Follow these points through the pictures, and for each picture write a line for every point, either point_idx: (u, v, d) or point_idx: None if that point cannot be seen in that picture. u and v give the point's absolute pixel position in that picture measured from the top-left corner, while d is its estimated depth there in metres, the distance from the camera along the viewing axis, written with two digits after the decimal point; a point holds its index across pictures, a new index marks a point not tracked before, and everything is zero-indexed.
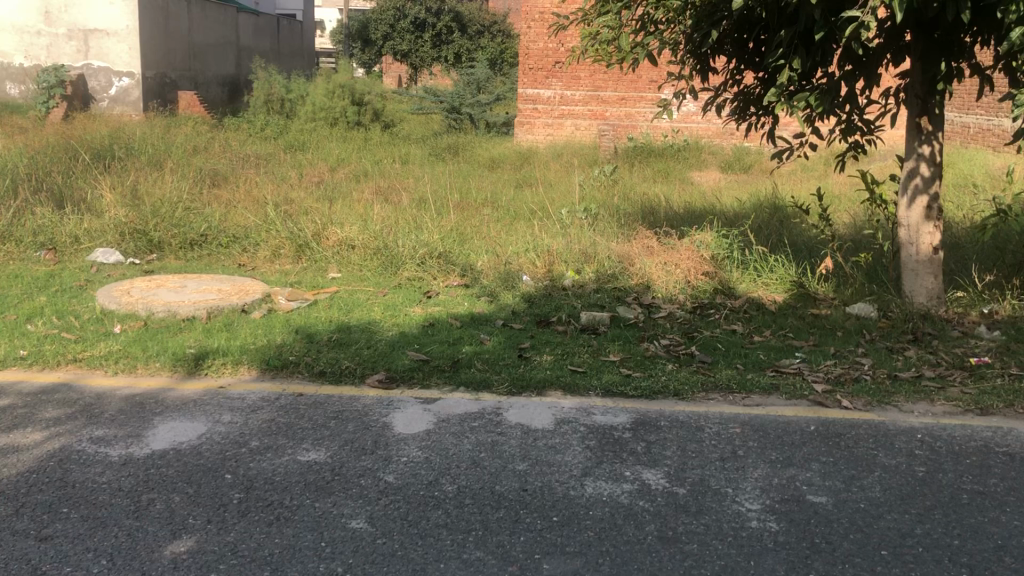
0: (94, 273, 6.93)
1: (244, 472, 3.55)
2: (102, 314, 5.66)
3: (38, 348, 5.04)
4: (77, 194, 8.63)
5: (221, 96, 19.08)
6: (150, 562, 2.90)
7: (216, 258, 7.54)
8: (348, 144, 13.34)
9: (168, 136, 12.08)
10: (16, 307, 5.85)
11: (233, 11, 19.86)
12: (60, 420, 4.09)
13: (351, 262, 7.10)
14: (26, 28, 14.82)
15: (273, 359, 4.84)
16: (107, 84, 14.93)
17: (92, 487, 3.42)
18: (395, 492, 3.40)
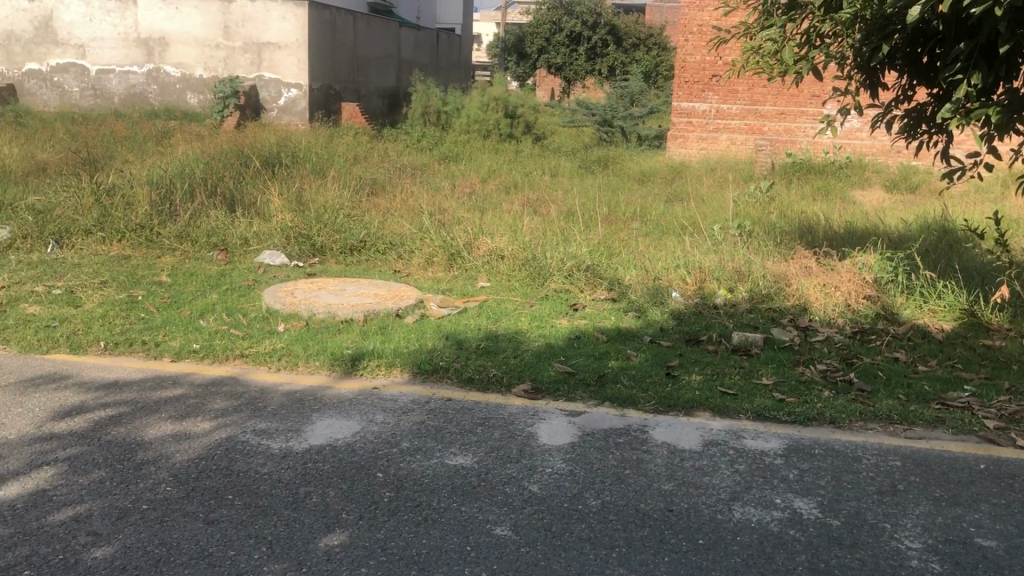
0: (261, 273, 7.35)
1: (395, 472, 3.66)
2: (268, 313, 5.99)
3: (209, 342, 5.38)
4: (247, 198, 9.17)
5: (382, 107, 19.83)
6: (305, 553, 3.04)
7: (373, 263, 7.83)
8: (500, 156, 13.57)
9: (331, 145, 12.66)
10: (190, 303, 6.26)
11: (395, 26, 20.61)
12: (227, 412, 4.35)
13: (500, 272, 7.21)
14: (206, 41, 15.84)
15: (425, 363, 4.98)
16: (277, 94, 15.79)
17: (255, 476, 3.61)
18: (540, 502, 3.42)
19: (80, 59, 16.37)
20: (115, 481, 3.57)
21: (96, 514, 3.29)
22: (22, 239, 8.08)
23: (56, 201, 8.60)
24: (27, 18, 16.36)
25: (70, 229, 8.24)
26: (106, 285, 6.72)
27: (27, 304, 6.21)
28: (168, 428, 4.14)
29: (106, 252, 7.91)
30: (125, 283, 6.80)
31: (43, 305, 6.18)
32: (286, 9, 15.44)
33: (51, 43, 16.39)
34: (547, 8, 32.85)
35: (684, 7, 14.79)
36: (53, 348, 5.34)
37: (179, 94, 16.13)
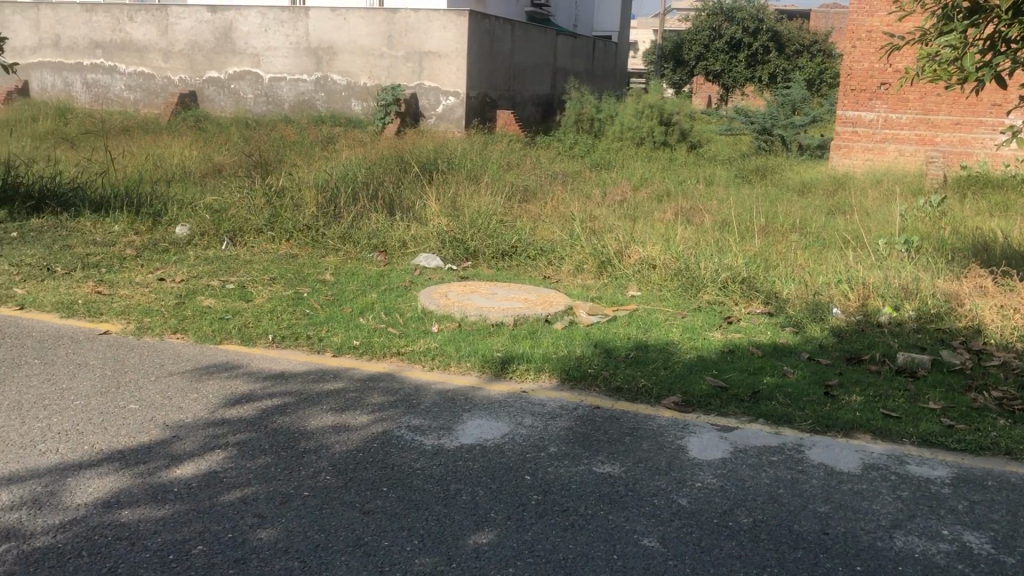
0: (417, 275, 7.58)
1: (543, 476, 3.70)
2: (422, 313, 6.17)
3: (367, 339, 5.60)
4: (406, 202, 9.49)
5: (536, 114, 20.06)
6: (455, 549, 3.11)
7: (524, 268, 7.91)
8: (654, 164, 13.44)
9: (486, 152, 12.91)
10: (350, 301, 6.54)
11: (553, 34, 20.80)
12: (383, 406, 4.52)
13: (651, 282, 7.15)
14: (371, 51, 16.51)
15: (574, 370, 4.99)
16: (435, 102, 16.23)
17: (409, 471, 3.73)
18: (689, 516, 3.37)
19: (255, 68, 17.36)
20: (279, 467, 3.77)
21: (262, 497, 3.48)
22: (200, 236, 8.65)
23: (230, 202, 9.16)
24: (210, 29, 17.49)
25: (242, 228, 8.75)
26: (275, 282, 7.11)
27: (204, 297, 6.65)
28: (328, 419, 4.34)
29: (274, 250, 8.36)
30: (291, 280, 7.16)
31: (217, 298, 6.60)
32: (448, 19, 15.85)
33: (230, 52, 17.46)
34: (706, 15, 32.23)
35: (852, 12, 14.15)
36: (225, 338, 5.70)
37: (345, 102, 16.87)
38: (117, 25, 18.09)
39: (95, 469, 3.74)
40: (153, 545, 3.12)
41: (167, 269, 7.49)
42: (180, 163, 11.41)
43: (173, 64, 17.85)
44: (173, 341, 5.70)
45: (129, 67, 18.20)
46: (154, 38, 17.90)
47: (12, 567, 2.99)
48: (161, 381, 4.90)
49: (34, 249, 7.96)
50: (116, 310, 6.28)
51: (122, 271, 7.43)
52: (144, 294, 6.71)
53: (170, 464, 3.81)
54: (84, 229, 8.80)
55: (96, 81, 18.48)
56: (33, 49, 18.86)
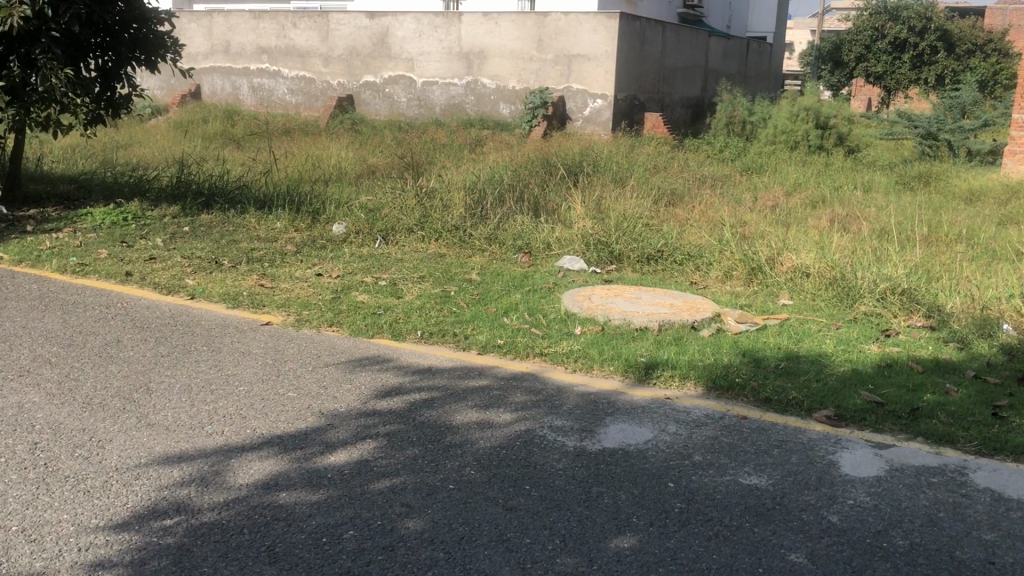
0: (561, 277, 7.61)
1: (686, 484, 3.65)
2: (567, 315, 6.20)
3: (512, 339, 5.67)
4: (552, 205, 9.55)
5: (685, 117, 19.76)
6: (597, 551, 3.12)
7: (670, 273, 7.81)
8: (807, 169, 12.99)
9: (633, 154, 12.84)
10: (496, 300, 6.65)
11: (705, 35, 20.46)
12: (527, 405, 4.57)
13: (804, 290, 6.92)
14: (522, 55, 16.74)
15: (720, 378, 4.89)
16: (583, 105, 16.26)
17: (551, 471, 3.76)
18: (839, 534, 3.25)
19: (409, 72, 17.91)
20: (426, 459, 3.88)
21: (410, 488, 3.59)
22: (355, 234, 8.98)
23: (383, 202, 9.49)
24: (367, 35, 18.19)
25: (394, 227, 9.02)
26: (423, 279, 7.32)
27: (358, 293, 6.91)
28: (473, 415, 4.43)
29: (424, 249, 8.60)
30: (440, 279, 7.35)
31: (370, 294, 6.85)
32: (598, 22, 15.87)
33: (386, 57, 18.09)
34: (869, 14, 30.85)
35: None
36: (377, 332, 5.91)
37: (494, 105, 17.15)
38: (282, 32, 19.04)
39: (255, 452, 3.96)
40: (308, 527, 3.27)
41: (323, 265, 7.83)
42: (337, 164, 11.90)
43: (333, 69, 18.61)
44: (329, 333, 5.96)
45: (292, 72, 19.12)
46: (316, 44, 18.74)
47: (182, 539, 3.21)
48: (317, 371, 5.14)
49: (204, 243, 8.49)
50: (276, 303, 6.62)
51: (282, 266, 7.82)
52: (302, 289, 7.04)
53: (324, 451, 3.98)
54: (249, 225, 9.32)
55: (261, 85, 19.49)
56: (206, 55, 20.00)
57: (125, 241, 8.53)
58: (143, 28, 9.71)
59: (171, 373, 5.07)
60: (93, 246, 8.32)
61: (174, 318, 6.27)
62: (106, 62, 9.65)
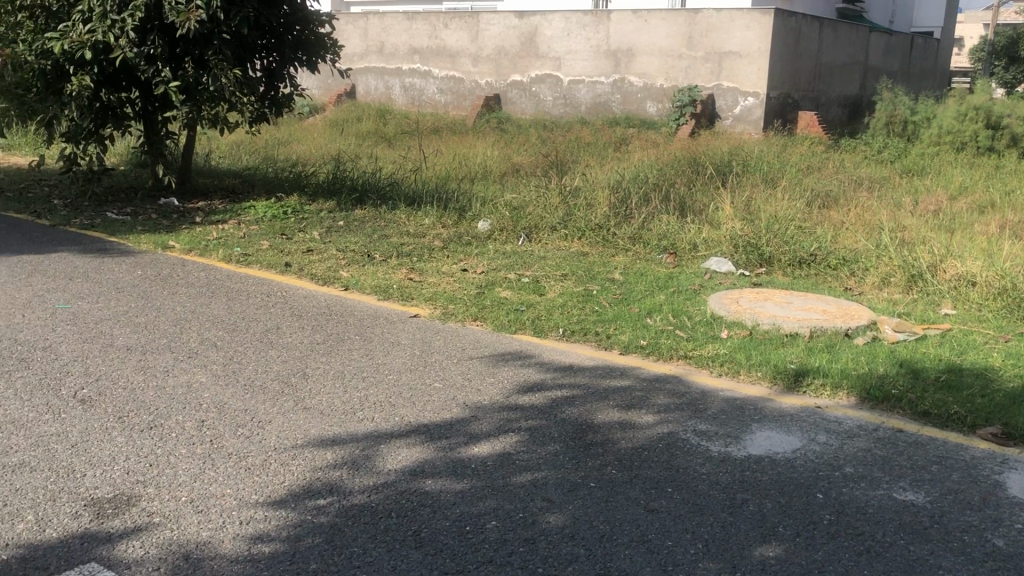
0: (708, 279, 7.47)
1: (836, 496, 3.52)
2: (713, 318, 6.09)
3: (656, 340, 5.62)
4: (698, 205, 9.40)
5: (842, 116, 18.99)
6: (740, 558, 3.06)
7: (823, 277, 7.53)
8: (975, 171, 12.24)
9: (785, 154, 12.46)
10: (639, 300, 6.60)
11: (866, 31, 19.61)
12: (670, 408, 4.52)
13: (969, 300, 6.54)
14: (671, 53, 16.55)
15: (875, 389, 4.69)
16: (733, 103, 15.91)
17: (694, 475, 3.71)
18: (1004, 559, 3.07)
19: (556, 71, 18.00)
20: (567, 456, 3.90)
21: (551, 482, 3.63)
22: (500, 231, 9.09)
23: (528, 200, 9.57)
24: (516, 35, 18.42)
25: (539, 225, 9.08)
26: (567, 278, 7.36)
27: (501, 289, 7.01)
28: (615, 415, 4.42)
29: (568, 247, 8.63)
30: (583, 278, 7.34)
31: (514, 291, 6.94)
32: (751, 19, 15.49)
33: (534, 57, 18.26)
34: None
35: None
36: (520, 328, 5.99)
37: (641, 103, 17.01)
38: (434, 32, 19.49)
39: (403, 440, 4.09)
40: (452, 515, 3.36)
41: (469, 261, 7.98)
42: (483, 162, 12.11)
43: (482, 68, 18.92)
44: (474, 327, 6.07)
45: (442, 72, 19.56)
46: (466, 44, 19.09)
47: (334, 518, 3.35)
48: (463, 364, 5.25)
49: (357, 237, 8.81)
50: (424, 296, 6.81)
51: (429, 261, 8.02)
52: (449, 283, 7.22)
53: (468, 441, 4.07)
54: (399, 221, 9.60)
55: (412, 85, 20.01)
56: (361, 56, 20.63)
57: (284, 234, 8.96)
58: (306, 30, 10.18)
59: (324, 360, 5.31)
60: (256, 238, 8.79)
61: (328, 308, 6.56)
62: (270, 63, 10.16)
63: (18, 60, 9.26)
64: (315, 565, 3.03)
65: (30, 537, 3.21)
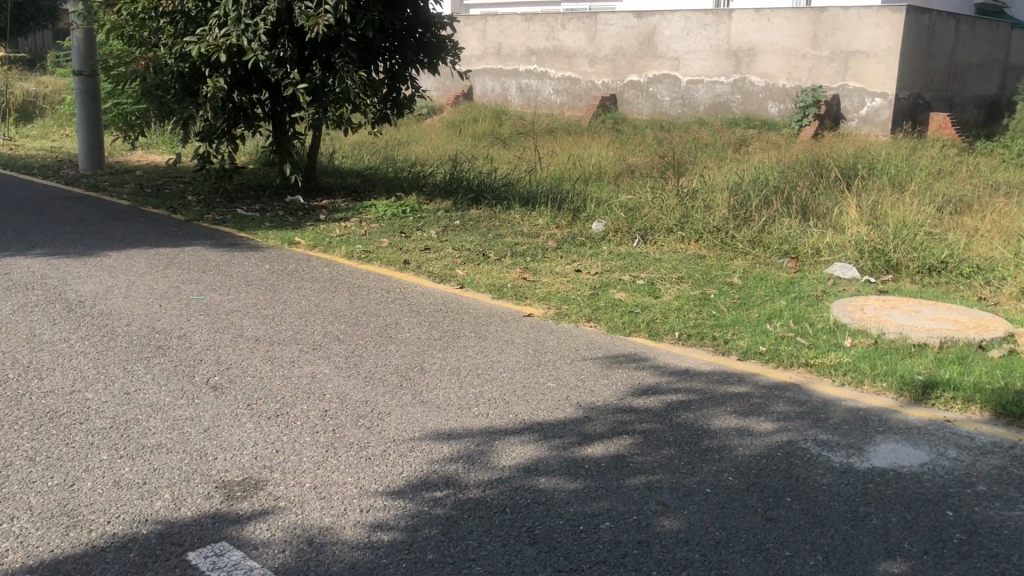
0: (830, 285, 7.25)
1: (967, 514, 3.37)
2: (835, 325, 5.90)
3: (775, 347, 5.49)
4: (821, 209, 9.14)
5: (979, 117, 18.06)
6: (863, 573, 2.98)
7: (954, 286, 7.20)
8: None
9: (914, 157, 11.96)
10: (758, 306, 6.45)
11: (1006, 28, 18.61)
12: (790, 416, 4.41)
13: None
14: (794, 53, 16.16)
15: (1011, 404, 4.46)
16: (859, 104, 15.38)
17: (814, 485, 3.62)
18: None
19: (675, 71, 17.79)
20: (683, 460, 3.87)
21: (666, 486, 3.60)
22: (614, 232, 9.03)
23: (644, 202, 9.50)
24: (634, 35, 18.32)
25: (654, 227, 9.00)
26: (684, 281, 7.26)
27: (616, 291, 6.99)
28: (732, 421, 4.35)
29: (684, 249, 8.51)
30: (700, 281, 7.24)
31: (628, 293, 6.91)
32: (881, 17, 14.99)
33: (652, 57, 18.10)
34: None
35: None
36: (635, 330, 5.95)
37: (762, 104, 16.63)
38: (552, 33, 19.56)
39: (517, 437, 4.13)
40: (565, 513, 3.38)
41: (583, 262, 7.99)
42: (599, 163, 12.08)
43: (599, 69, 18.86)
44: (587, 328, 6.08)
45: (559, 72, 19.58)
46: (583, 45, 19.09)
47: (449, 511, 3.42)
48: (577, 365, 5.26)
49: (472, 236, 8.94)
50: (538, 296, 6.85)
51: (544, 261, 8.06)
52: (563, 283, 7.24)
53: (581, 442, 4.08)
54: (514, 221, 9.68)
55: (528, 86, 20.09)
56: (478, 57, 20.83)
57: (403, 232, 9.17)
58: (428, 33, 10.39)
59: (441, 356, 5.41)
60: (376, 235, 9.02)
61: (445, 305, 6.67)
62: (393, 66, 10.41)
63: (159, 63, 9.78)
64: (432, 556, 3.10)
65: (166, 514, 3.40)
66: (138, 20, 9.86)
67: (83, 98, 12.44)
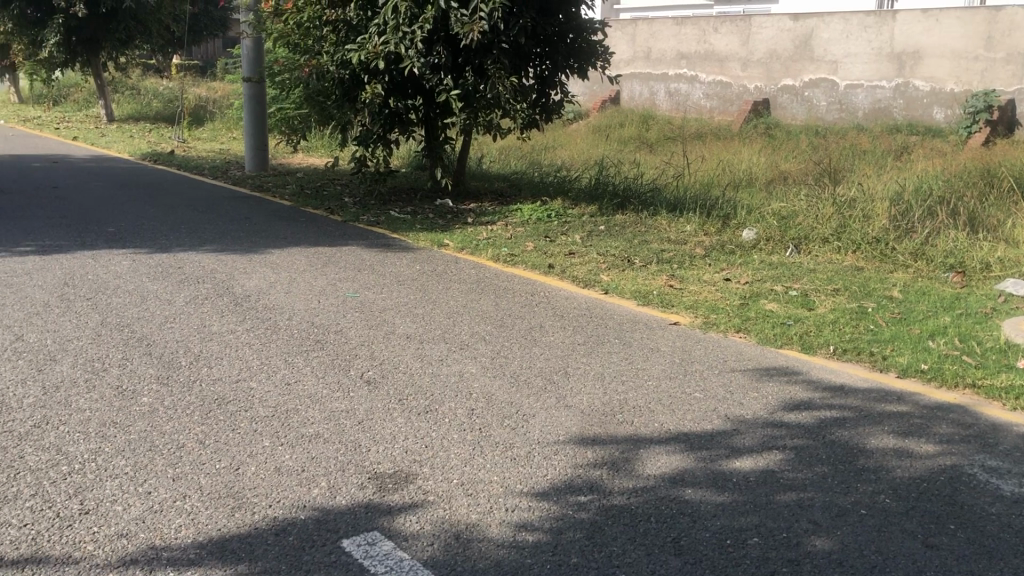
0: (1001, 302, 6.80)
1: None
2: (1006, 345, 5.55)
3: (939, 365, 5.21)
4: (992, 221, 8.60)
5: None
6: None
7: None
8: None
9: None
10: (920, 322, 6.13)
11: None
12: (955, 440, 4.17)
13: None
14: (964, 54, 15.43)
15: None
16: None
17: (982, 514, 3.41)
18: None
19: (833, 75, 17.18)
20: (837, 479, 3.73)
21: (818, 505, 3.48)
22: (766, 241, 8.78)
23: (798, 211, 9.21)
24: (790, 37, 17.81)
25: (808, 237, 8.69)
26: (839, 293, 7.00)
27: (766, 301, 6.81)
28: (889, 442, 4.15)
29: (839, 260, 8.18)
30: (857, 294, 6.96)
31: (780, 303, 6.72)
32: None
33: (809, 60, 17.54)
34: None
35: None
36: (787, 343, 5.78)
37: (926, 109, 15.93)
38: (703, 37, 19.17)
39: (663, 446, 4.09)
40: (712, 526, 3.32)
41: (733, 270, 7.83)
42: (750, 169, 11.80)
43: (751, 73, 18.40)
44: (736, 339, 5.95)
45: (710, 75, 19.11)
46: (736, 48, 18.65)
47: (594, 516, 3.43)
48: (724, 376, 5.16)
49: (618, 242, 8.91)
50: (685, 304, 6.76)
51: (691, 268, 7.94)
52: (711, 292, 7.12)
53: (729, 455, 4.00)
54: (661, 227, 9.58)
55: (677, 90, 19.65)
56: (628, 61, 20.56)
57: (548, 236, 9.24)
58: (579, 38, 10.39)
59: (586, 361, 5.42)
60: (522, 239, 9.14)
61: (590, 310, 6.68)
62: (543, 71, 10.50)
63: (321, 70, 10.23)
64: (576, 559, 3.12)
65: (323, 502, 3.56)
66: (303, 29, 10.35)
67: (252, 103, 13.18)
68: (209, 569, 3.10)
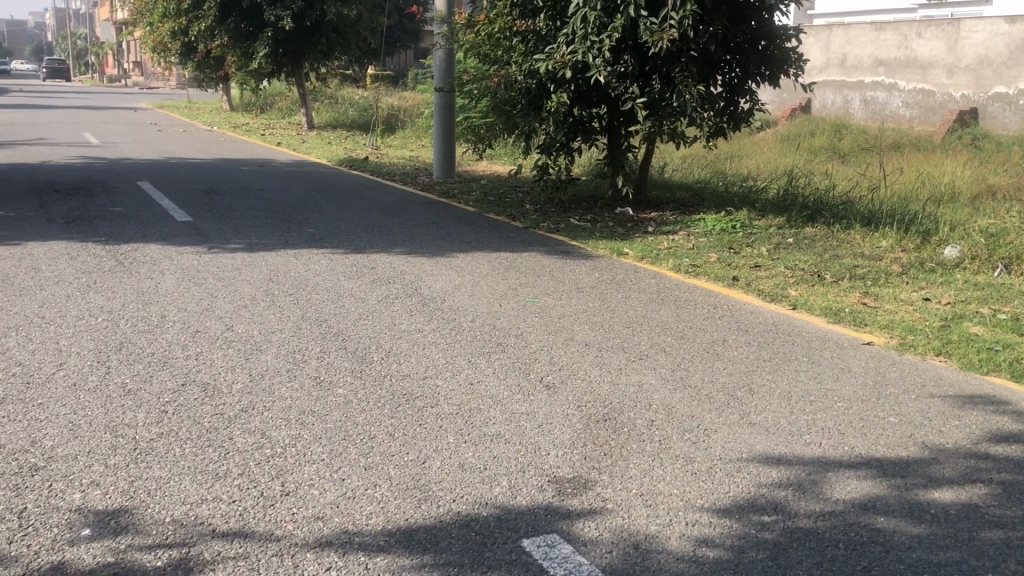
0: None
1: None
2: None
3: None
4: None
5: None
6: None
7: None
8: None
9: None
10: None
11: None
12: None
13: None
14: None
15: None
16: None
17: None
18: None
19: None
20: None
21: None
22: (971, 259, 8.20)
23: (1009, 230, 8.57)
24: (1005, 42, 16.51)
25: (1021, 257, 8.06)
26: None
27: (971, 324, 6.36)
28: None
29: None
30: None
31: (985, 327, 6.26)
32: None
33: None
34: None
35: None
36: (993, 371, 5.38)
37: None
38: (905, 43, 18.18)
39: (853, 471, 3.92)
40: (908, 558, 3.15)
41: (933, 290, 7.37)
42: (953, 182, 11.07)
43: (957, 79, 17.23)
44: (935, 362, 5.59)
45: (910, 84, 18.08)
46: (941, 54, 17.53)
47: (778, 537, 3.33)
48: (922, 402, 4.86)
49: (807, 256, 8.57)
50: (879, 324, 6.42)
51: (886, 286, 7.54)
52: (909, 312, 6.73)
53: (927, 485, 3.77)
54: (854, 242, 9.14)
55: (874, 98, 18.76)
56: (820, 68, 19.97)
57: (732, 248, 9.03)
58: (772, 45, 10.08)
59: (770, 378, 5.26)
60: (705, 250, 8.98)
61: (776, 326, 6.46)
62: (732, 79, 10.28)
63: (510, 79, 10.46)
64: None
65: (504, 500, 3.65)
66: (493, 39, 10.70)
67: (443, 112, 13.66)
68: (397, 557, 3.25)
